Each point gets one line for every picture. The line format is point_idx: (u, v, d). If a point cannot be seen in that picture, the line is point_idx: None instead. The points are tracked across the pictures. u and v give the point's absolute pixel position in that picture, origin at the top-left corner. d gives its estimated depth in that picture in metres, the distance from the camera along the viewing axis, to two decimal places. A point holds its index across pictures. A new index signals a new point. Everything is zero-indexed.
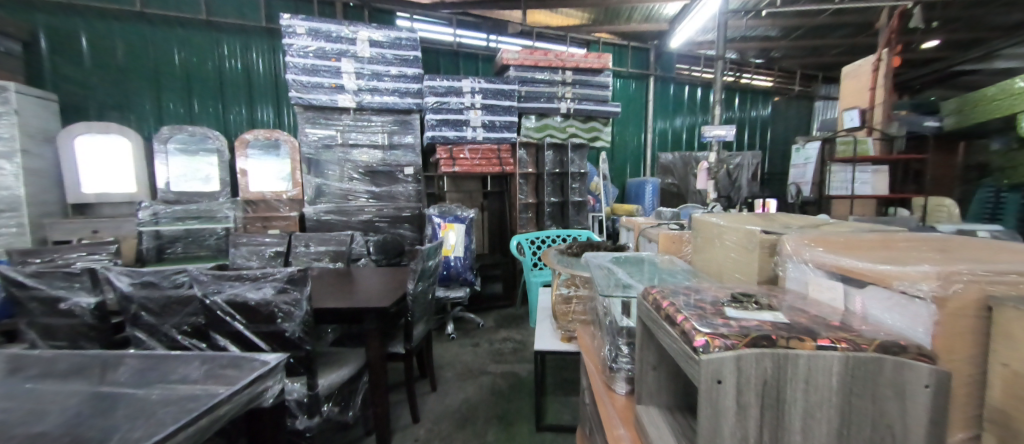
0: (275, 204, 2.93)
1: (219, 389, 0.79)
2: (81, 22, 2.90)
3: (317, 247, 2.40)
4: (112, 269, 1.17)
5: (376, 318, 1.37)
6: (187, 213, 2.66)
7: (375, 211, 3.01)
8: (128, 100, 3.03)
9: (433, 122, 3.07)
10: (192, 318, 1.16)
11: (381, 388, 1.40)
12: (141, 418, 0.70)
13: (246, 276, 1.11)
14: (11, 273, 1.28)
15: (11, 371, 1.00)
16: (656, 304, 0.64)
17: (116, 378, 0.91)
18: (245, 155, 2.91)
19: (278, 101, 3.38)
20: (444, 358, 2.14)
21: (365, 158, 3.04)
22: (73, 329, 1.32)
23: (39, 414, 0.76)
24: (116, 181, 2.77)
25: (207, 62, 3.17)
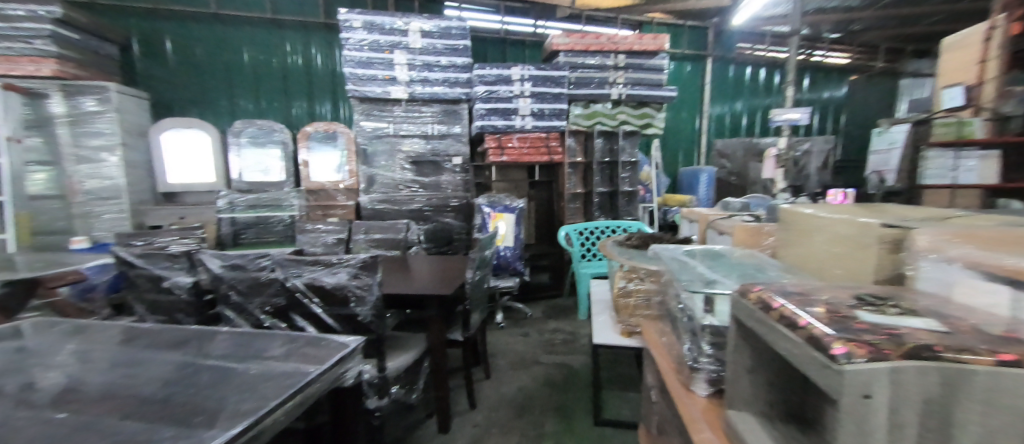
0: (333, 193, 3.08)
1: (308, 368, 0.84)
2: (166, 26, 3.18)
3: (374, 235, 2.49)
4: (205, 252, 1.28)
5: (438, 304, 1.40)
6: (257, 201, 2.91)
7: (425, 200, 3.09)
8: (207, 98, 3.31)
9: (482, 111, 3.06)
10: (273, 299, 1.24)
11: (442, 373, 1.44)
12: (245, 391, 0.75)
13: (325, 261, 1.19)
14: (124, 253, 1.44)
15: (129, 341, 1.12)
16: (763, 303, 0.58)
17: (214, 353, 0.99)
18: (307, 147, 3.07)
19: (335, 95, 3.53)
20: (495, 347, 2.16)
21: (416, 148, 3.11)
22: (174, 305, 1.46)
23: (156, 382, 0.84)
24: (197, 171, 3.03)
25: (272, 59, 3.37)
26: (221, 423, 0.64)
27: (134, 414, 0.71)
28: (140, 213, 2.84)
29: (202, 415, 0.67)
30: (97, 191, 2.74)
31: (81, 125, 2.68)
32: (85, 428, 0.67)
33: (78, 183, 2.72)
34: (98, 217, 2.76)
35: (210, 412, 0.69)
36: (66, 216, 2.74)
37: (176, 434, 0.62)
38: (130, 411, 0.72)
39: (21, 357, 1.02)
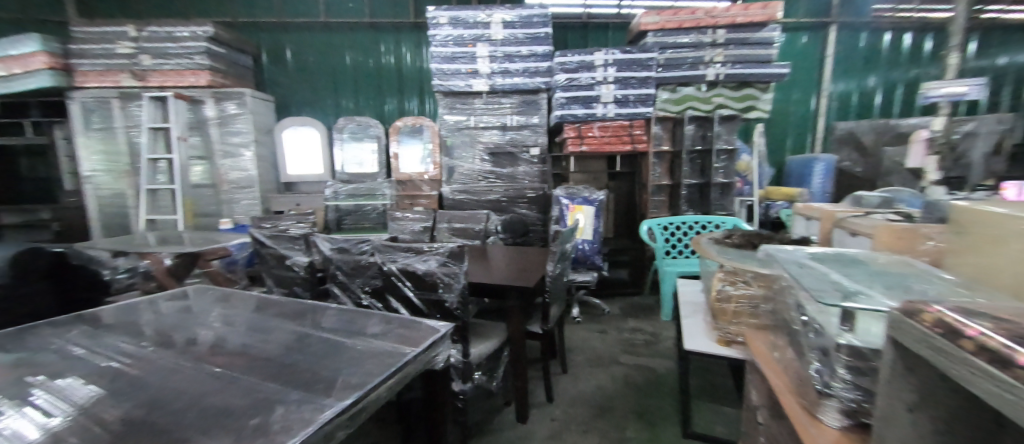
0: (419, 184, 3.27)
1: (405, 349, 0.90)
2: (286, 37, 3.66)
3: (456, 224, 2.60)
4: (317, 236, 1.45)
5: (519, 296, 1.41)
6: (353, 190, 3.21)
7: (502, 190, 3.13)
8: (317, 99, 3.75)
9: (562, 101, 2.98)
10: (371, 280, 1.36)
11: (521, 363, 1.45)
12: (355, 365, 0.82)
13: (417, 248, 1.27)
14: (257, 234, 1.69)
15: (260, 309, 1.31)
16: (935, 323, 0.44)
17: (326, 326, 1.11)
18: (397, 141, 3.29)
19: (422, 91, 3.73)
20: (571, 343, 2.12)
21: (495, 139, 3.16)
22: (293, 280, 1.69)
23: (285, 347, 0.97)
24: (309, 164, 3.44)
25: (369, 59, 3.68)
26: (336, 392, 0.71)
27: (268, 374, 0.82)
28: (267, 200, 3.34)
29: (321, 383, 0.75)
30: (237, 181, 3.29)
31: (226, 125, 3.23)
32: (233, 383, 0.79)
33: (223, 174, 3.28)
34: (238, 203, 3.31)
35: (328, 380, 0.76)
36: (216, 202, 3.33)
37: (301, 397, 0.70)
38: (264, 371, 0.83)
39: (187, 316, 1.26)
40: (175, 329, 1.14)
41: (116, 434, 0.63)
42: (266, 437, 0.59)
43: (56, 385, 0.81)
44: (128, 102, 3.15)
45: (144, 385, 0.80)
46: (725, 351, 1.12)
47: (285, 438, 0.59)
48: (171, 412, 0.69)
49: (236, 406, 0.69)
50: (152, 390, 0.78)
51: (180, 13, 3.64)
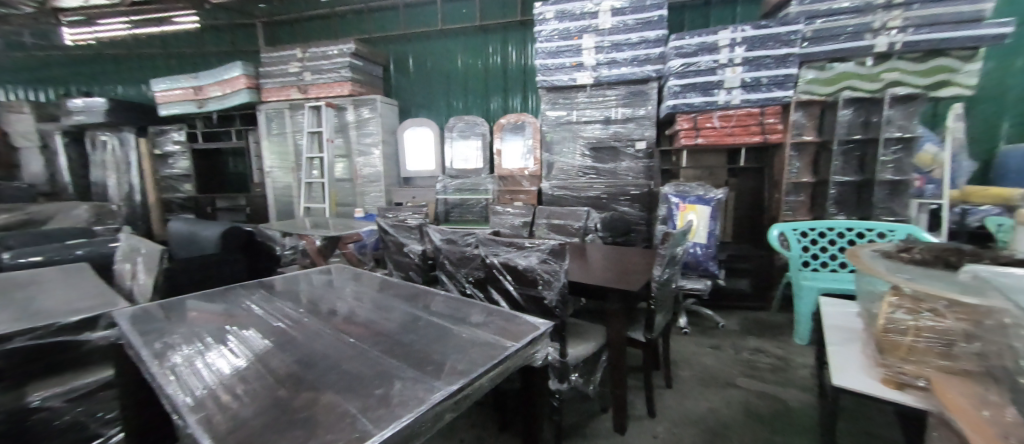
0: (520, 180, 3.33)
1: (507, 343, 0.91)
2: (410, 47, 4.09)
3: (555, 220, 2.59)
4: (429, 227, 1.60)
5: (621, 300, 1.33)
6: (461, 185, 3.44)
7: (603, 187, 3.01)
8: (432, 101, 4.11)
9: (676, 89, 2.70)
10: (474, 271, 1.44)
11: (621, 371, 1.37)
12: (462, 352, 0.87)
13: (519, 244, 1.31)
14: (382, 223, 1.93)
15: (383, 289, 1.49)
16: None
17: (436, 311, 1.21)
18: (501, 137, 3.41)
19: (525, 89, 3.79)
20: (678, 356, 1.94)
21: (598, 134, 3.04)
22: (409, 265, 1.88)
23: (403, 325, 1.09)
24: (423, 161, 3.80)
25: (479, 61, 3.89)
26: (444, 377, 0.76)
27: (388, 349, 0.92)
28: (390, 193, 3.80)
29: (431, 365, 0.81)
30: (369, 176, 3.82)
31: (361, 128, 3.77)
32: (361, 353, 0.90)
33: (358, 170, 3.84)
34: (368, 195, 3.84)
35: (439, 363, 0.82)
36: (352, 194, 3.92)
37: (415, 376, 0.76)
38: (385, 346, 0.93)
39: (329, 290, 1.49)
40: (321, 300, 1.36)
41: (280, 383, 0.77)
42: (387, 408, 0.66)
43: (244, 335, 1.04)
44: (295, 111, 3.90)
45: (299, 345, 0.97)
46: (893, 395, 0.87)
47: (401, 412, 0.64)
48: (318, 371, 0.82)
49: (364, 374, 0.79)
50: (304, 350, 0.93)
51: (332, 34, 4.35)
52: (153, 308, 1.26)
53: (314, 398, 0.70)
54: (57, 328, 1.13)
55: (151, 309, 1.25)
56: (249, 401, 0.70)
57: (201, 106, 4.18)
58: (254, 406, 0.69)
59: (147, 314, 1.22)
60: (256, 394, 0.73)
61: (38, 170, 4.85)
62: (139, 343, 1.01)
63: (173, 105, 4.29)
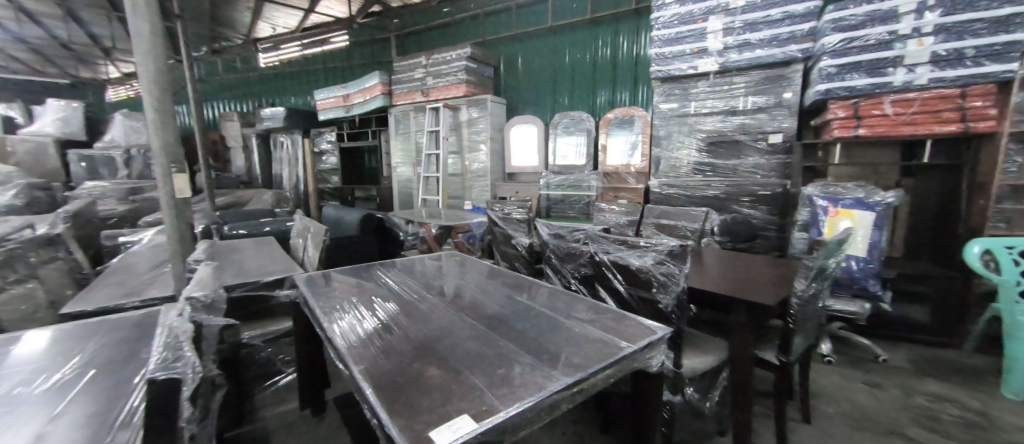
0: (625, 176, 3.18)
1: (623, 343, 0.88)
2: (520, 46, 4.22)
3: (664, 220, 2.40)
4: (537, 221, 1.65)
5: (749, 314, 1.19)
6: (564, 180, 3.41)
7: (723, 186, 2.68)
8: (538, 99, 4.19)
9: (832, 70, 2.25)
10: (583, 268, 1.44)
11: (746, 394, 1.23)
12: (576, 346, 0.88)
13: (633, 243, 1.26)
14: (492, 216, 2.07)
15: (493, 276, 1.58)
16: None
17: (549, 303, 1.24)
18: (606, 133, 3.30)
19: (636, 82, 3.58)
20: (820, 389, 1.64)
21: (720, 127, 2.73)
22: (515, 256, 1.98)
23: (519, 312, 1.14)
24: (528, 157, 3.90)
25: (587, 55, 3.82)
26: (561, 367, 0.78)
27: (505, 333, 0.97)
28: (495, 187, 4.01)
29: (547, 355, 0.84)
30: (477, 171, 4.08)
31: (472, 126, 4.05)
32: (480, 334, 0.98)
33: (468, 165, 4.13)
34: (476, 189, 4.11)
35: (555, 354, 0.84)
36: (462, 187, 4.25)
37: (532, 363, 0.80)
38: (502, 330, 0.99)
39: (447, 273, 1.65)
40: (442, 281, 1.52)
41: (417, 350, 0.88)
42: (510, 388, 0.70)
43: (385, 305, 1.22)
44: (418, 113, 4.37)
45: (429, 319, 1.09)
46: None
47: (524, 394, 0.68)
48: (446, 345, 0.91)
49: (485, 353, 0.85)
50: (432, 324, 1.05)
51: (450, 41, 4.74)
52: (318, 276, 1.56)
53: (445, 368, 0.79)
54: (259, 284, 1.47)
55: (317, 276, 1.54)
56: (395, 361, 0.82)
57: (348, 111, 4.98)
58: (400, 366, 0.80)
59: (315, 279, 1.51)
60: (399, 356, 0.85)
61: (242, 164, 6.40)
62: (313, 302, 1.26)
63: (328, 111, 5.21)
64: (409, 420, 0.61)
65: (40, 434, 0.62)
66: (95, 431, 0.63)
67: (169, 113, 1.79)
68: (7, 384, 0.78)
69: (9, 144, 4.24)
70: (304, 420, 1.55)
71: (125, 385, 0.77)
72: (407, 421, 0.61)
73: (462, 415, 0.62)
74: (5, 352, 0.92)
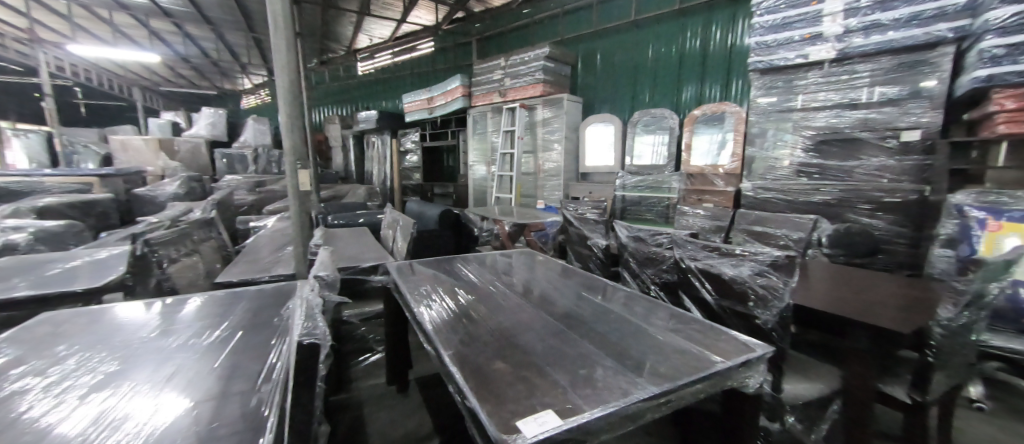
0: (712, 178, 2.90)
1: (716, 358, 0.82)
2: (599, 42, 4.12)
3: (759, 227, 2.15)
4: (618, 223, 1.64)
5: (873, 340, 1.02)
6: (643, 181, 3.25)
7: (835, 191, 2.34)
8: (617, 96, 4.04)
9: (998, 51, 1.82)
10: (665, 274, 1.42)
11: (863, 432, 1.07)
12: (663, 355, 0.84)
13: (727, 251, 1.19)
14: (568, 216, 2.09)
15: (568, 276, 1.57)
16: None
17: (629, 307, 1.19)
18: (692, 130, 3.07)
19: (729, 75, 3.28)
20: (968, 441, 1.35)
21: (834, 122, 2.38)
22: (590, 257, 1.96)
23: (599, 314, 1.12)
24: (604, 157, 3.79)
25: (672, 48, 3.59)
26: (647, 374, 0.75)
27: (585, 334, 0.97)
28: (568, 187, 3.96)
29: (631, 360, 0.81)
30: (550, 170, 4.08)
31: (547, 126, 4.05)
32: (560, 332, 0.98)
33: (542, 164, 4.15)
34: (548, 188, 4.11)
35: (640, 361, 0.81)
36: (535, 186, 4.28)
37: (615, 367, 0.78)
38: (582, 331, 0.99)
39: (524, 269, 1.68)
40: (519, 277, 1.55)
41: (499, 341, 0.92)
42: (594, 390, 0.70)
43: (466, 297, 1.28)
44: (495, 113, 4.50)
45: (508, 313, 1.13)
46: None
47: (608, 398, 0.67)
48: (526, 339, 0.93)
49: (566, 352, 0.85)
50: (512, 318, 1.08)
51: (529, 41, 4.80)
52: (406, 265, 1.69)
53: (528, 362, 0.81)
54: (358, 268, 1.64)
55: (406, 265, 1.68)
56: (480, 350, 0.87)
57: (431, 112, 5.32)
58: (485, 354, 0.84)
59: (404, 268, 1.64)
60: (484, 346, 0.89)
61: (340, 161, 7.21)
62: (404, 288, 1.39)
63: (414, 113, 5.62)
64: (497, 407, 0.64)
65: (211, 377, 0.78)
66: (248, 379, 0.78)
67: (296, 118, 2.08)
68: (183, 335, 0.98)
69: (176, 144, 5.29)
70: (391, 394, 1.70)
71: (265, 343, 0.94)
72: (495, 408, 0.64)
73: (546, 410, 0.63)
74: (178, 311, 1.16)
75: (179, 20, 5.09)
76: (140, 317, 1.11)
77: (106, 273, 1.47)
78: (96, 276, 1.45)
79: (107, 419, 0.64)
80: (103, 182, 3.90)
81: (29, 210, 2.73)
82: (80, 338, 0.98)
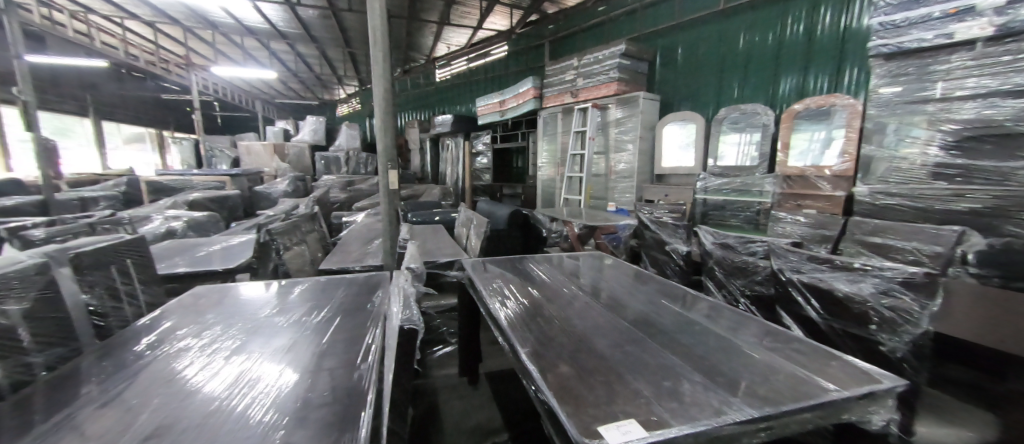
0: (815, 181, 2.59)
1: (829, 386, 0.72)
2: (681, 36, 3.86)
3: (879, 238, 1.87)
4: (703, 227, 1.52)
5: None
6: (730, 183, 2.97)
7: (986, 199, 1.88)
8: (699, 92, 3.75)
9: None
10: (758, 285, 1.32)
11: None
12: (760, 376, 0.75)
13: (842, 264, 1.03)
14: (644, 219, 2.00)
15: (644, 281, 1.50)
16: None
17: (715, 318, 1.10)
18: (791, 126, 2.75)
19: (840, 63, 2.86)
20: None
21: (988, 114, 1.91)
22: (667, 263, 1.86)
23: (680, 324, 1.05)
24: (683, 158, 3.54)
25: (768, 37, 3.23)
26: (742, 395, 0.69)
27: (667, 344, 0.91)
28: (642, 189, 3.78)
29: (722, 377, 0.75)
30: (622, 172, 3.93)
31: (620, 126, 3.90)
32: (638, 339, 0.94)
33: (613, 165, 4.02)
34: (619, 190, 3.97)
35: (732, 379, 0.74)
36: (605, 188, 4.16)
37: (704, 382, 0.73)
38: (662, 340, 0.93)
39: (596, 271, 1.64)
40: (592, 279, 1.51)
41: (575, 343, 0.91)
42: (680, 404, 0.65)
43: (538, 295, 1.29)
44: (566, 114, 4.47)
45: (584, 315, 1.11)
46: None
47: (697, 414, 0.63)
48: (603, 343, 0.91)
49: (647, 362, 0.81)
50: (587, 321, 1.06)
51: (603, 39, 4.68)
52: (480, 262, 1.75)
53: (606, 367, 0.79)
54: (437, 264, 1.75)
55: (480, 263, 1.74)
56: (556, 350, 0.87)
57: (503, 115, 5.45)
58: (562, 355, 0.84)
59: (478, 265, 1.70)
60: (560, 346, 0.89)
61: (418, 163, 7.73)
62: (479, 284, 1.44)
63: (487, 115, 5.82)
64: (576, 409, 0.64)
65: (318, 351, 0.89)
66: (348, 355, 0.87)
67: (390, 122, 2.28)
68: (296, 314, 1.13)
69: (287, 148, 6.13)
70: (462, 385, 1.78)
71: (363, 326, 1.04)
72: (575, 410, 0.63)
73: (628, 419, 0.62)
74: (290, 292, 1.34)
75: (291, 41, 5.89)
76: (262, 296, 1.30)
77: (237, 258, 1.75)
78: (230, 259, 1.74)
79: (245, 380, 0.76)
80: (233, 180, 4.66)
81: (182, 203, 3.44)
82: (220, 310, 1.18)
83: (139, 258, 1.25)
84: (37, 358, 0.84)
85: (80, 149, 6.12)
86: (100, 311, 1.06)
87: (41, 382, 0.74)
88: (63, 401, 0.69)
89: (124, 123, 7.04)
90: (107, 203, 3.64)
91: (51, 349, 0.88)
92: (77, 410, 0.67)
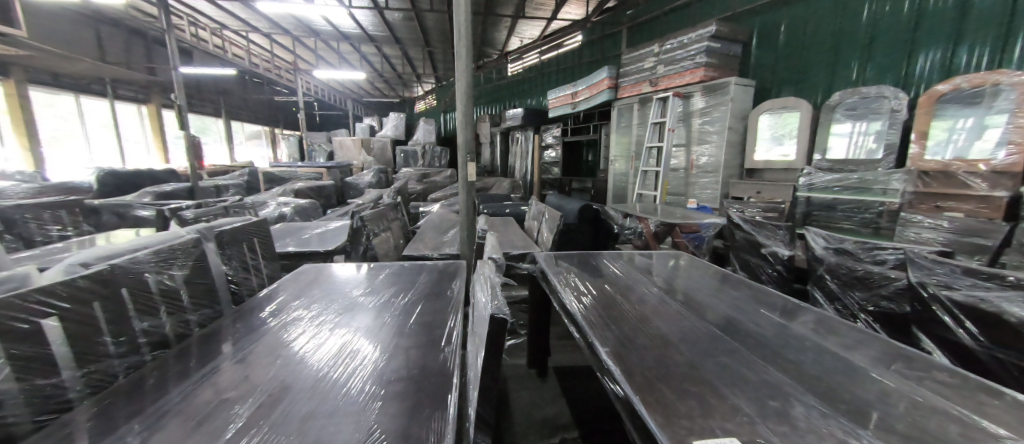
0: (965, 178, 2.11)
1: (998, 431, 0.58)
2: (786, 12, 3.39)
3: None
4: (812, 231, 1.40)
5: None
6: (842, 180, 2.57)
7: None
8: (806, 74, 3.27)
9: None
10: (886, 301, 1.12)
11: None
12: (895, 409, 0.63)
13: (1017, 282, 0.88)
14: (737, 218, 1.82)
15: (734, 284, 1.35)
16: None
17: (827, 333, 0.95)
18: (932, 112, 2.26)
19: (1009, 31, 2.29)
20: None
21: None
22: (763, 268, 1.67)
23: (783, 336, 0.93)
24: (781, 151, 3.14)
25: (904, 5, 2.70)
26: (874, 429, 0.58)
27: (770, 358, 0.81)
28: (728, 185, 3.44)
29: (846, 405, 0.64)
30: (705, 166, 3.61)
31: (705, 116, 3.57)
32: (734, 349, 0.85)
33: (696, 159, 3.71)
34: (701, 186, 3.66)
35: (858, 408, 0.63)
36: (685, 183, 3.86)
37: (822, 408, 0.63)
38: (764, 353, 0.83)
39: (678, 271, 1.52)
40: (673, 279, 1.40)
41: (660, 346, 0.85)
42: (792, 429, 0.58)
43: (615, 291, 1.24)
44: (643, 104, 4.21)
45: (666, 317, 1.03)
46: None
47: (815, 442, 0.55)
48: (693, 350, 0.84)
49: (747, 377, 0.73)
50: (672, 324, 0.98)
51: (688, 21, 4.32)
52: (552, 256, 1.73)
53: (698, 376, 0.73)
54: (511, 255, 1.78)
55: (552, 256, 1.71)
56: (641, 352, 0.82)
57: (576, 107, 5.32)
58: (646, 359, 0.79)
59: (550, 258, 1.69)
60: (643, 348, 0.84)
61: (488, 156, 7.93)
62: (554, 277, 1.42)
63: (558, 108, 5.74)
64: (667, 419, 0.59)
65: (407, 331, 0.95)
66: (432, 337, 0.91)
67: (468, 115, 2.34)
68: (385, 295, 1.22)
69: (373, 143, 6.69)
70: (531, 377, 1.79)
71: (444, 311, 1.08)
72: (665, 419, 0.59)
73: (728, 437, 0.56)
74: (380, 275, 1.45)
75: (379, 44, 6.38)
76: (354, 277, 1.43)
77: (333, 241, 1.95)
78: (328, 242, 1.95)
79: (344, 353, 0.84)
80: (329, 172, 5.23)
81: (290, 191, 3.96)
82: (322, 287, 1.32)
83: (263, 237, 1.46)
84: (192, 316, 1.02)
85: (215, 145, 7.36)
86: (234, 280, 1.25)
87: (195, 337, 0.90)
88: (209, 354, 0.83)
89: (247, 122, 8.28)
90: (235, 190, 4.33)
91: (202, 309, 1.06)
92: (220, 363, 0.80)
